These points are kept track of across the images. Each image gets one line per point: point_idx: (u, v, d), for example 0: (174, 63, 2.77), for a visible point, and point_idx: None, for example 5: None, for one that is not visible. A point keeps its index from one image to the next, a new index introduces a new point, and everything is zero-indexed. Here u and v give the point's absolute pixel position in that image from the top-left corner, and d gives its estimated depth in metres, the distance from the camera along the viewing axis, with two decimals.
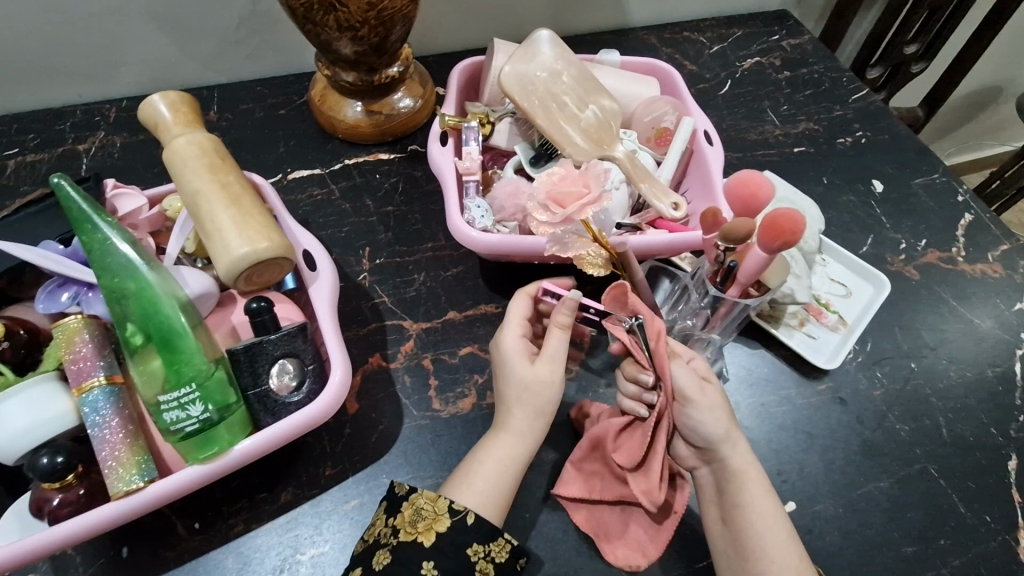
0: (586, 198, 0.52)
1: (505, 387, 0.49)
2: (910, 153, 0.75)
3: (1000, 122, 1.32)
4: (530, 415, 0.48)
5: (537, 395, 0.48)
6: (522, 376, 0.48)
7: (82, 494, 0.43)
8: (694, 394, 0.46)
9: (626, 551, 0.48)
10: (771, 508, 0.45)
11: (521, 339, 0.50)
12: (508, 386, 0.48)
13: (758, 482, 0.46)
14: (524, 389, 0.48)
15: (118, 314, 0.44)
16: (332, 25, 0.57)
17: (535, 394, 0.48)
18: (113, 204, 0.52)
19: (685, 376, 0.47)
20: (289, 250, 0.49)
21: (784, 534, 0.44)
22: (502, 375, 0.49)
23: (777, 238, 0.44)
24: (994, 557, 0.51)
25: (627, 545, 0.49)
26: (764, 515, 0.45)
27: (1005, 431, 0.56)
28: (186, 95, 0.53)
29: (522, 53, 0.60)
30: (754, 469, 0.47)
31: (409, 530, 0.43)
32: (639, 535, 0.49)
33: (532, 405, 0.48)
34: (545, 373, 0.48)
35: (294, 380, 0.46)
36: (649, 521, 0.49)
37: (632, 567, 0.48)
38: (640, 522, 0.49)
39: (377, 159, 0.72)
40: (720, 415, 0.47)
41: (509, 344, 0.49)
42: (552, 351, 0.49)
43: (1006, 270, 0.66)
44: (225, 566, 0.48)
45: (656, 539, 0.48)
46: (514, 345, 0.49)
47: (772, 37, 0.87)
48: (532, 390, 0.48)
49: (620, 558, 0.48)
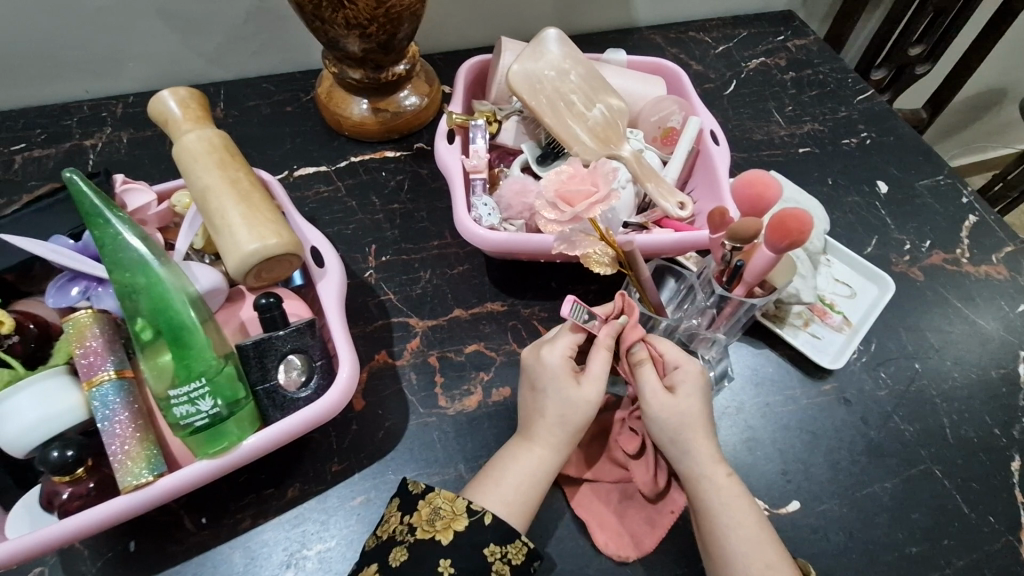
0: (596, 195, 0.51)
1: (549, 404, 0.48)
2: (915, 154, 0.75)
3: (1003, 124, 1.32)
4: (568, 433, 0.48)
5: (581, 415, 0.48)
6: (572, 398, 0.48)
7: (91, 488, 0.43)
8: (652, 402, 0.47)
9: (618, 540, 0.49)
10: (733, 511, 0.45)
11: (567, 357, 0.49)
12: (553, 404, 0.48)
13: (718, 484, 0.46)
14: (570, 408, 0.47)
15: (131, 309, 0.44)
16: (340, 22, 0.57)
17: (579, 414, 0.48)
18: (123, 198, 0.52)
19: (650, 382, 0.47)
20: (298, 246, 0.49)
21: (744, 540, 0.44)
22: (546, 392, 0.48)
23: (784, 237, 0.44)
24: (998, 557, 0.51)
25: (620, 534, 0.49)
26: (727, 516, 0.45)
27: (1009, 432, 0.56)
28: (195, 91, 0.53)
29: (530, 51, 0.60)
30: (714, 471, 0.46)
31: (426, 528, 0.44)
32: (636, 526, 0.49)
33: (576, 425, 0.48)
34: (591, 394, 0.48)
35: (302, 375, 0.46)
36: (645, 512, 0.50)
37: (620, 558, 0.48)
38: (637, 515, 0.50)
39: (383, 156, 0.72)
40: (677, 420, 0.47)
41: (551, 360, 0.49)
42: (595, 370, 0.48)
43: (1010, 272, 0.66)
44: (232, 560, 0.48)
45: (652, 533, 0.49)
46: (559, 362, 0.48)
47: (777, 38, 0.87)
48: (577, 407, 0.47)
49: (610, 547, 0.49)
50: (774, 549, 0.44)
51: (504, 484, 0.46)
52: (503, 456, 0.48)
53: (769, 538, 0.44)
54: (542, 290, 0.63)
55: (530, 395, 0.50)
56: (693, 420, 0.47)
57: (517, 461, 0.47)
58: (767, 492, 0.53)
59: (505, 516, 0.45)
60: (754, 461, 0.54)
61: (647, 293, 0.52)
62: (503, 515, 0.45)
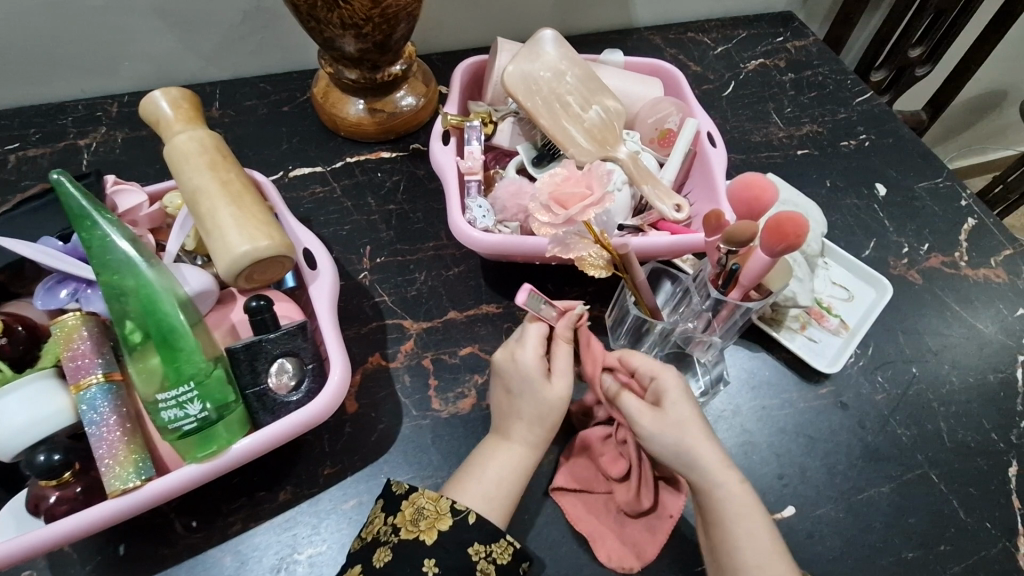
0: (590, 198, 0.51)
1: (523, 404, 0.48)
2: (914, 156, 0.75)
3: (1004, 126, 1.31)
4: (543, 429, 0.48)
5: (551, 411, 0.48)
6: (543, 396, 0.47)
7: (78, 492, 0.42)
8: (641, 419, 0.46)
9: (620, 552, 0.48)
10: (745, 518, 0.44)
11: (539, 356, 0.48)
12: (527, 400, 0.48)
13: (732, 491, 0.45)
14: (541, 406, 0.47)
15: (117, 311, 0.44)
16: (336, 22, 0.57)
17: (551, 412, 0.48)
18: (114, 200, 0.52)
19: (633, 403, 0.47)
20: (290, 248, 0.48)
21: (755, 547, 0.43)
22: (519, 391, 0.48)
23: (781, 241, 0.44)
24: (995, 562, 0.50)
25: (621, 545, 0.49)
26: (740, 525, 0.44)
27: (1007, 436, 0.56)
28: (187, 91, 0.52)
29: (526, 52, 0.60)
30: (726, 477, 0.45)
31: (410, 528, 0.43)
32: (636, 536, 0.49)
33: (548, 420, 0.48)
34: (562, 390, 0.48)
35: (293, 379, 0.46)
36: (642, 523, 0.49)
37: (626, 570, 0.48)
38: (635, 525, 0.49)
39: (380, 157, 0.71)
40: (679, 426, 0.46)
41: (524, 359, 0.48)
42: (562, 366, 0.48)
43: (1009, 276, 0.65)
44: (223, 564, 0.48)
45: (653, 541, 0.48)
46: (533, 361, 0.48)
47: (777, 39, 0.86)
48: (549, 405, 0.47)
49: (613, 560, 0.48)
50: (783, 558, 0.43)
51: (482, 479, 0.46)
52: (478, 454, 0.48)
53: (778, 548, 0.44)
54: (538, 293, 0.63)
55: (503, 395, 0.50)
56: (691, 426, 0.46)
57: (495, 459, 0.47)
58: (763, 496, 0.53)
59: (485, 511, 0.45)
60: (750, 465, 0.54)
61: (644, 297, 0.52)
62: (489, 516, 0.45)
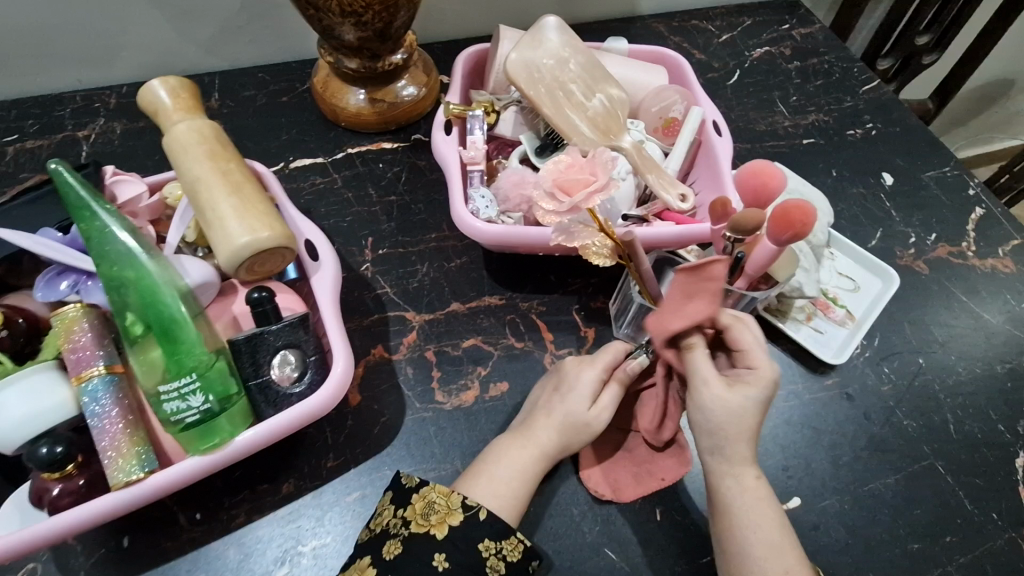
0: (594, 184, 0.51)
1: (558, 410, 0.48)
2: (920, 145, 0.74)
3: (1011, 115, 1.30)
4: (559, 443, 0.48)
5: (577, 434, 0.48)
6: (580, 417, 0.48)
7: (81, 484, 0.42)
8: (704, 390, 0.43)
9: (600, 478, 0.50)
10: (756, 512, 0.43)
11: (598, 381, 0.49)
12: (562, 410, 0.48)
13: (743, 485, 0.44)
14: (574, 420, 0.48)
15: (118, 303, 0.44)
16: (334, 10, 0.56)
17: (579, 432, 0.48)
18: (112, 189, 0.52)
19: (708, 368, 0.43)
20: (291, 239, 0.48)
21: (762, 541, 0.43)
22: (562, 400, 0.49)
23: (787, 229, 0.43)
24: (1001, 554, 0.50)
25: (603, 476, 0.51)
26: (747, 517, 0.43)
27: (1014, 428, 0.56)
28: (186, 80, 0.52)
29: (529, 39, 0.59)
30: (742, 472, 0.44)
31: (421, 522, 0.43)
32: (620, 474, 0.51)
33: (570, 440, 0.48)
34: (597, 420, 0.48)
35: (295, 371, 0.46)
36: (636, 469, 0.51)
37: (598, 493, 0.50)
38: (625, 468, 0.51)
39: (380, 148, 0.71)
40: (725, 419, 0.43)
41: (584, 375, 0.49)
42: (607, 402, 0.48)
43: (1017, 265, 0.65)
44: (227, 556, 0.48)
45: (635, 487, 0.50)
46: (588, 379, 0.49)
47: (783, 26, 0.85)
48: (576, 426, 0.48)
49: (592, 482, 0.50)
50: (795, 555, 0.43)
51: (499, 479, 0.46)
52: (495, 452, 0.48)
53: (790, 542, 0.43)
54: (542, 284, 0.62)
55: (548, 394, 0.51)
56: (743, 425, 0.43)
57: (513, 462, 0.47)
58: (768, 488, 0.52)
59: (497, 511, 0.44)
60: (755, 457, 0.54)
61: (648, 289, 0.50)
62: (500, 514, 0.44)
